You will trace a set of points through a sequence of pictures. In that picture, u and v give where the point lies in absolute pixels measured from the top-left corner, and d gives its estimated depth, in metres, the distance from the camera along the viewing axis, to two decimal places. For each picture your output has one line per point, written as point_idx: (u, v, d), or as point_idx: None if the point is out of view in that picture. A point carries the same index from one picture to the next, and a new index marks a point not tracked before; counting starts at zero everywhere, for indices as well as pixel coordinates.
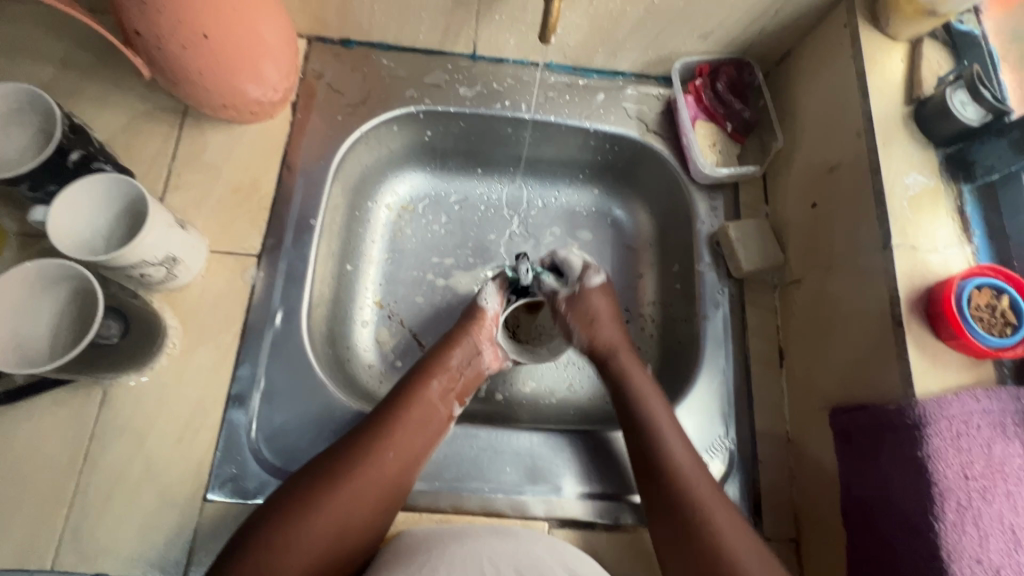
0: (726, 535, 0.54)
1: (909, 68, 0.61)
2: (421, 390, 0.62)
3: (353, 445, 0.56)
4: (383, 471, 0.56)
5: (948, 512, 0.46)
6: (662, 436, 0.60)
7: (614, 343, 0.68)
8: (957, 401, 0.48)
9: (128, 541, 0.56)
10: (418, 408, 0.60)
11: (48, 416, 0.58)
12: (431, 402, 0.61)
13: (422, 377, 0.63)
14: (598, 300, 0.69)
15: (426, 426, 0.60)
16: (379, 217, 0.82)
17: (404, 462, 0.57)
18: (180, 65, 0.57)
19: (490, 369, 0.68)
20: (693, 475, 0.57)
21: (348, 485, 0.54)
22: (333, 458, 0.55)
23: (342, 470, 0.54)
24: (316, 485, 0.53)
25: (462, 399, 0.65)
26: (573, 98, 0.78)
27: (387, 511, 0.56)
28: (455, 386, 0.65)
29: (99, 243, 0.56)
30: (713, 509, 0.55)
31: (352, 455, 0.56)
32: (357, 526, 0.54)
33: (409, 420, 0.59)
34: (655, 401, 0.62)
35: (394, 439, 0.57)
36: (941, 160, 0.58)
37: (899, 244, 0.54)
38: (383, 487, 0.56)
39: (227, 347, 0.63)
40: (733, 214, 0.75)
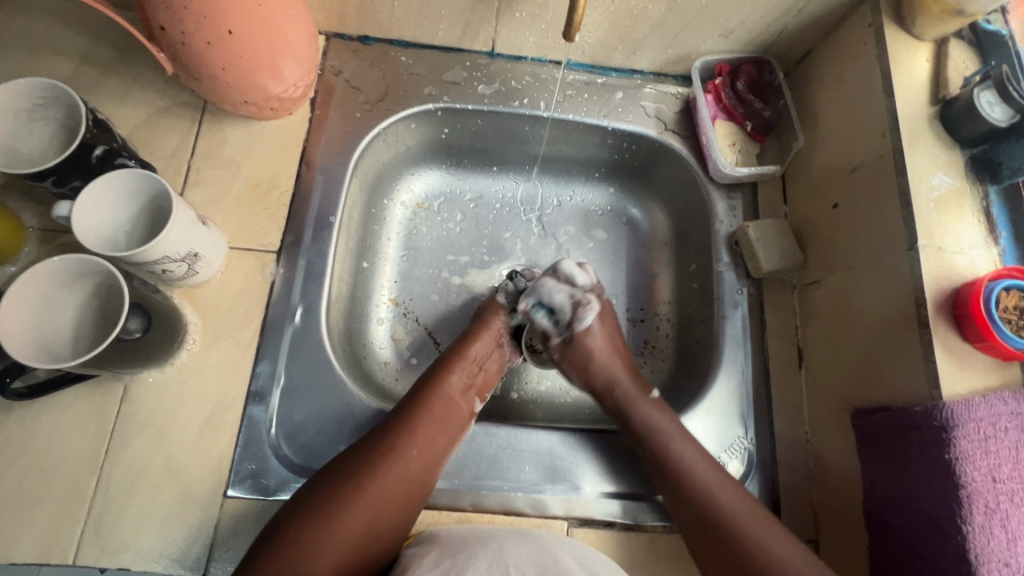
0: (740, 518, 0.56)
1: (934, 68, 0.60)
2: (442, 386, 0.62)
3: (376, 441, 0.56)
4: (408, 468, 0.56)
5: (976, 515, 0.46)
6: (670, 438, 0.61)
7: (614, 380, 0.67)
8: (985, 403, 0.48)
9: (149, 536, 0.56)
10: (441, 403, 0.61)
11: (69, 410, 0.58)
12: (451, 398, 0.62)
13: (442, 373, 0.63)
14: (594, 340, 0.68)
15: (449, 422, 0.60)
16: (395, 215, 0.82)
17: (428, 459, 0.57)
18: (204, 61, 0.57)
19: (509, 363, 0.69)
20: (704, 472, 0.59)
21: (375, 481, 0.54)
22: (358, 454, 0.55)
23: (367, 466, 0.55)
24: (342, 481, 0.53)
25: (482, 395, 0.65)
26: (592, 97, 0.78)
27: (412, 507, 0.56)
28: (475, 382, 0.65)
29: (121, 238, 0.56)
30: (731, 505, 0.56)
31: (377, 451, 0.56)
32: (385, 522, 0.54)
33: (431, 417, 0.59)
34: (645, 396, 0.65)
35: (417, 435, 0.58)
36: (966, 161, 0.58)
37: (925, 245, 0.54)
38: (408, 484, 0.56)
39: (247, 344, 0.63)
40: (752, 214, 0.75)
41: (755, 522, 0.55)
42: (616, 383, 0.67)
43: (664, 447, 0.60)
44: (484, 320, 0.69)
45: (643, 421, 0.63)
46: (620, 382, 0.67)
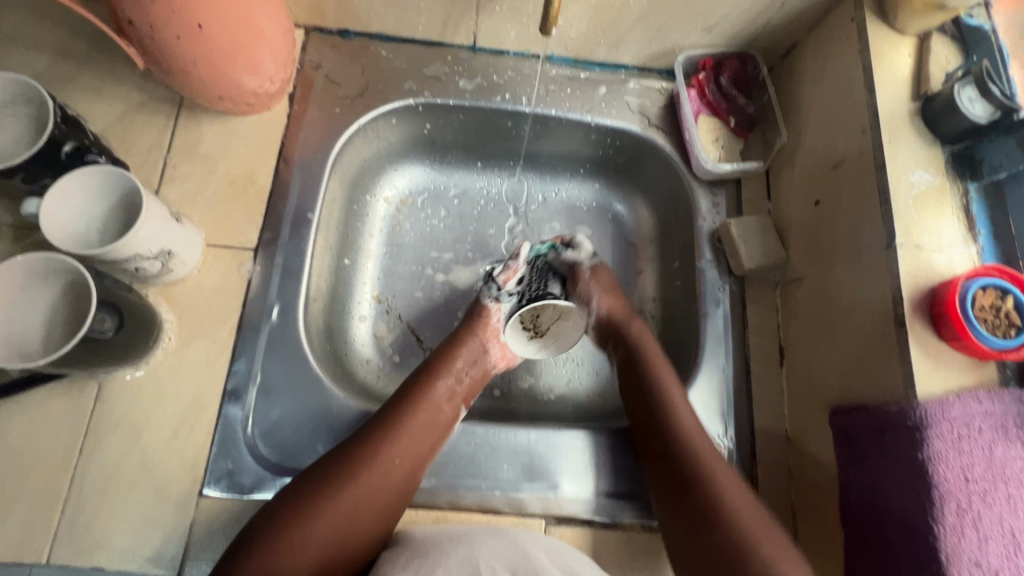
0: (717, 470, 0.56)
1: (916, 63, 0.60)
2: (428, 392, 0.62)
3: (358, 447, 0.56)
4: (390, 474, 0.56)
5: (948, 515, 0.46)
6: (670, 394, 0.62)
7: (628, 313, 0.71)
8: (959, 402, 0.48)
9: (124, 535, 0.55)
10: (425, 409, 0.60)
11: (42, 409, 0.58)
12: (438, 403, 0.62)
13: (429, 378, 0.63)
14: (607, 273, 0.75)
15: (434, 429, 0.60)
16: (378, 211, 0.81)
17: (410, 465, 0.57)
18: (176, 56, 0.56)
19: (496, 368, 0.69)
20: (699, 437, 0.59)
21: (355, 488, 0.54)
22: (338, 461, 0.55)
23: (348, 472, 0.54)
24: (322, 487, 0.53)
25: (467, 401, 0.65)
26: (575, 92, 0.77)
27: (392, 514, 0.56)
28: (460, 389, 0.65)
29: (93, 236, 0.55)
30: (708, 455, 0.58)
31: (358, 456, 0.55)
32: (363, 527, 0.54)
33: (416, 422, 0.59)
34: (674, 385, 0.63)
35: (402, 440, 0.57)
36: (947, 158, 0.57)
37: (904, 243, 0.54)
38: (388, 492, 0.55)
39: (224, 342, 0.63)
40: (735, 211, 0.74)
41: (729, 480, 0.56)
42: (639, 356, 0.67)
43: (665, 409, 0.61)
44: (472, 325, 0.68)
45: (673, 416, 0.61)
46: (642, 346, 0.68)
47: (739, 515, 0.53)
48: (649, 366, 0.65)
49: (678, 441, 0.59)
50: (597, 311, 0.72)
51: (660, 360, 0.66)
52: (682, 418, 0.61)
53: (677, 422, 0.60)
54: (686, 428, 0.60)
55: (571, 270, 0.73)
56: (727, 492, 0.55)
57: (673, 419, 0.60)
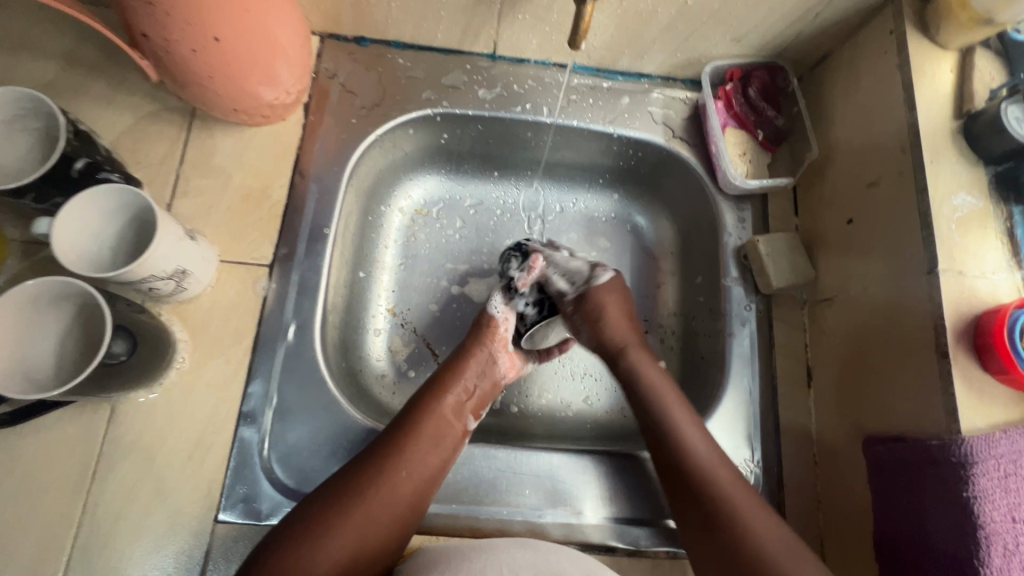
0: (723, 490, 0.54)
1: (958, 79, 0.57)
2: (434, 405, 0.60)
3: (364, 465, 0.54)
4: (398, 490, 0.54)
5: (995, 557, 0.44)
6: (675, 415, 0.60)
7: (626, 342, 0.66)
8: (1007, 438, 0.46)
9: (138, 564, 0.54)
10: (432, 423, 0.58)
11: (54, 432, 0.56)
12: (445, 415, 0.60)
13: (435, 391, 0.61)
14: (609, 298, 0.68)
15: (440, 441, 0.58)
16: (393, 222, 0.79)
17: (418, 481, 0.55)
18: (191, 69, 0.54)
19: (506, 379, 0.67)
20: (702, 450, 0.57)
21: (361, 506, 0.52)
22: (344, 481, 0.53)
23: (354, 491, 0.52)
24: (329, 507, 0.51)
25: (476, 413, 0.63)
26: (597, 102, 0.75)
27: (402, 531, 0.54)
28: (468, 400, 0.62)
29: (105, 256, 0.53)
30: (721, 474, 0.55)
31: (364, 474, 0.54)
32: (373, 546, 0.52)
33: (422, 436, 0.57)
34: (689, 426, 0.59)
35: (409, 455, 0.56)
36: (990, 179, 0.55)
37: (946, 270, 0.52)
38: (397, 510, 0.53)
39: (239, 362, 0.61)
40: (762, 226, 0.72)
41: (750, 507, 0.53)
42: (642, 386, 0.63)
43: (669, 427, 0.59)
44: (479, 334, 0.66)
45: (690, 458, 0.57)
46: (643, 374, 0.63)
47: (757, 541, 0.51)
48: (655, 403, 0.61)
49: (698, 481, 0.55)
50: (595, 339, 0.67)
51: (662, 382, 0.63)
52: (691, 440, 0.58)
53: (697, 468, 0.56)
54: (706, 474, 0.55)
55: (558, 300, 0.69)
56: (755, 533, 0.51)
57: (693, 468, 0.56)
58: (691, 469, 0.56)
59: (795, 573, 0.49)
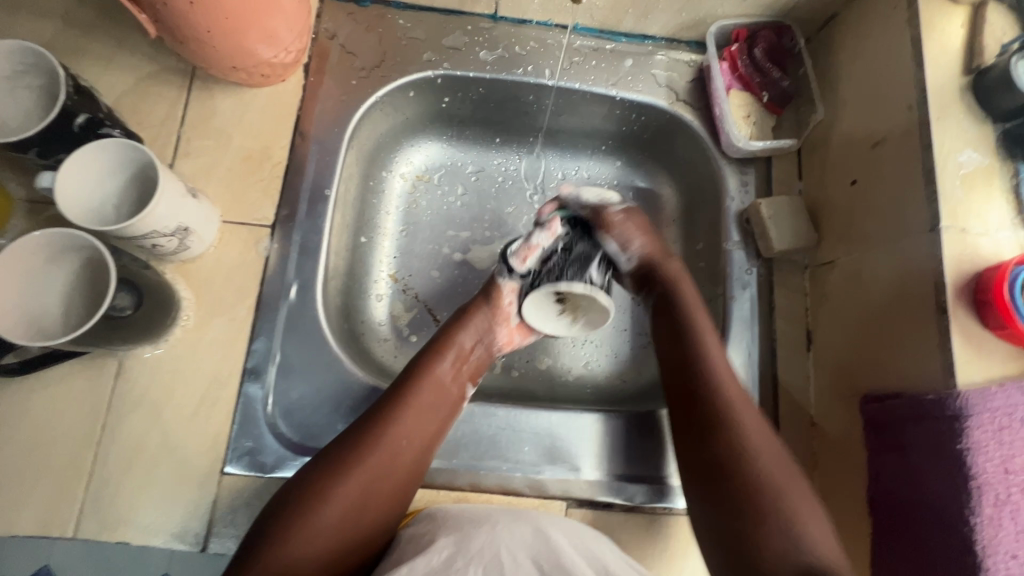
0: (734, 397, 0.56)
1: (969, 34, 0.56)
2: (431, 373, 0.60)
3: (363, 432, 0.54)
4: (397, 457, 0.54)
5: (985, 506, 0.45)
6: (696, 311, 0.62)
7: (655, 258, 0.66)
8: (1003, 392, 0.46)
9: (148, 512, 0.56)
10: (430, 391, 0.58)
11: (62, 386, 0.58)
12: (443, 381, 0.60)
13: (431, 358, 0.61)
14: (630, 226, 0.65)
15: (437, 406, 0.59)
16: (394, 187, 0.79)
17: (418, 447, 0.56)
18: (190, 25, 0.53)
19: (501, 349, 0.67)
20: (719, 357, 0.59)
21: (357, 473, 0.52)
22: (341, 448, 0.53)
23: (349, 456, 0.53)
24: (326, 474, 0.52)
25: (473, 380, 0.63)
26: (600, 64, 0.74)
27: (403, 492, 0.54)
28: (465, 367, 0.62)
29: (110, 213, 0.54)
30: (728, 386, 0.57)
31: (359, 441, 0.54)
32: (371, 510, 0.52)
33: (421, 402, 0.57)
34: (717, 350, 0.60)
35: (405, 420, 0.56)
36: (998, 136, 0.54)
37: (948, 227, 0.51)
38: (398, 474, 0.54)
39: (243, 320, 0.62)
40: (765, 190, 0.72)
41: (746, 414, 0.56)
42: (674, 303, 0.63)
43: (687, 316, 0.62)
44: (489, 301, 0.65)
45: (701, 362, 0.58)
46: (677, 295, 0.64)
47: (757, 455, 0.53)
48: (690, 315, 0.62)
49: (716, 392, 0.57)
50: (638, 251, 0.65)
51: (694, 300, 0.64)
52: (716, 360, 0.59)
53: (720, 385, 0.57)
54: (720, 380, 0.57)
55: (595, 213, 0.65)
56: (763, 457, 0.53)
57: (707, 372, 0.58)
58: (699, 378, 0.58)
59: (795, 497, 0.51)
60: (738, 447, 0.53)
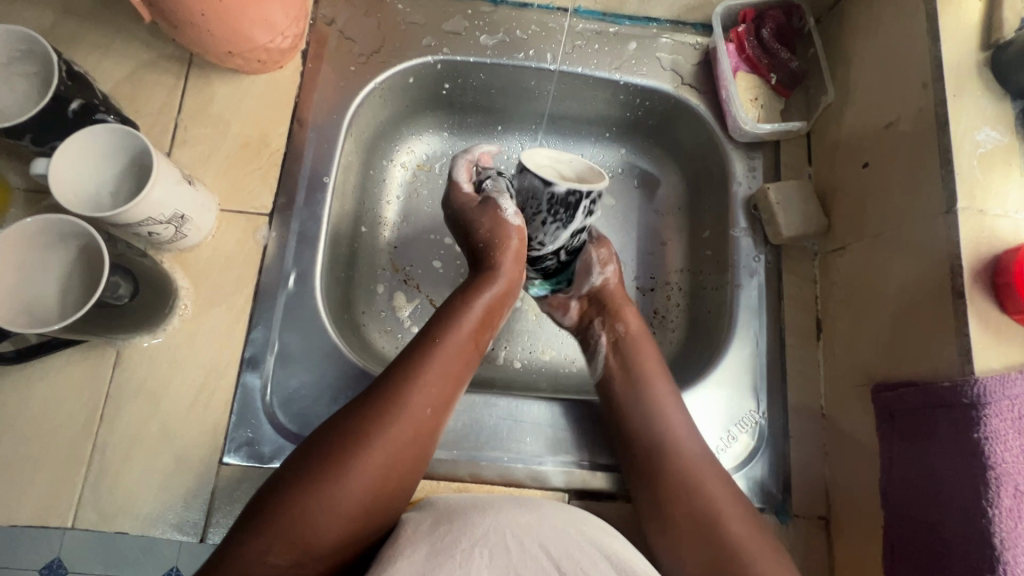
0: (694, 465, 0.55)
1: (987, 8, 0.54)
2: (452, 336, 0.57)
3: (383, 399, 0.51)
4: (419, 425, 0.52)
5: (1004, 497, 0.43)
6: (651, 372, 0.61)
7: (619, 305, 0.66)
8: (1023, 379, 0.44)
9: (146, 502, 0.55)
10: (452, 355, 0.56)
11: (61, 375, 0.57)
12: (468, 343, 0.58)
13: (451, 321, 0.58)
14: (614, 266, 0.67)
15: (464, 366, 0.57)
16: (394, 176, 0.78)
17: (439, 414, 0.54)
18: (183, 8, 0.52)
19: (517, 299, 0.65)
20: (675, 415, 0.58)
21: (383, 436, 0.49)
22: (358, 416, 0.50)
23: (374, 417, 0.50)
24: (343, 446, 0.48)
25: (489, 342, 0.61)
26: (603, 48, 0.72)
27: (422, 462, 0.52)
28: (485, 328, 0.60)
29: (105, 199, 0.53)
30: (686, 445, 0.56)
31: (386, 403, 0.51)
32: (395, 476, 0.50)
33: (444, 367, 0.55)
34: (671, 407, 0.58)
35: (433, 382, 0.53)
36: (1017, 114, 0.52)
37: (965, 208, 0.49)
38: (420, 444, 0.52)
39: (241, 310, 0.61)
40: (773, 175, 0.70)
41: (710, 478, 0.54)
42: (628, 357, 0.62)
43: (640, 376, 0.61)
44: (499, 225, 0.61)
45: (657, 427, 0.57)
46: (633, 343, 0.63)
47: (728, 520, 0.51)
48: (640, 375, 0.61)
49: (670, 462, 0.55)
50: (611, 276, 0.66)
51: (650, 352, 0.63)
52: (670, 423, 0.57)
53: (674, 452, 0.56)
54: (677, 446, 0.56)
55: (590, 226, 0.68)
56: (732, 524, 0.51)
57: (662, 442, 0.56)
58: (651, 444, 0.56)
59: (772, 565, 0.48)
60: (708, 507, 0.52)
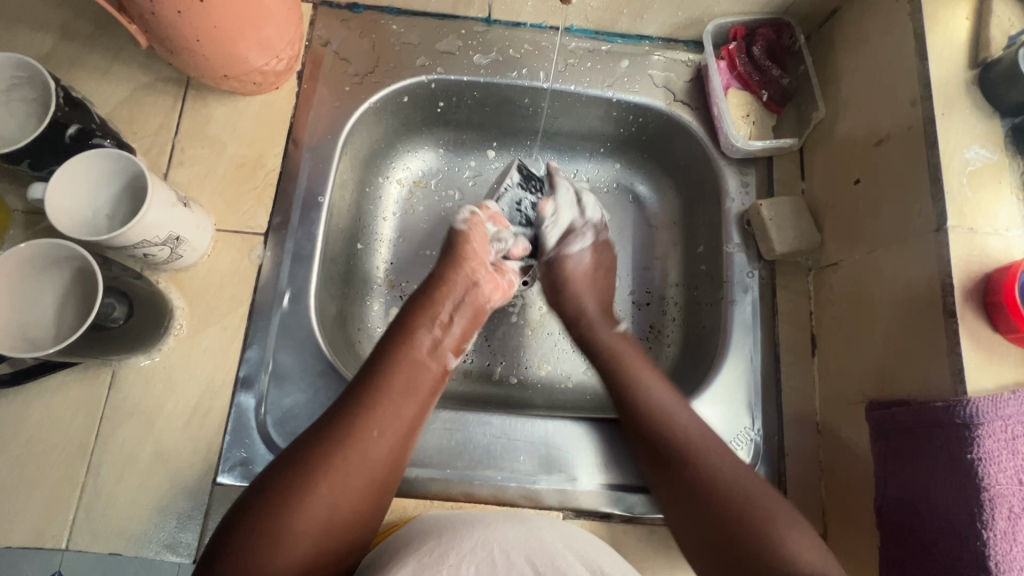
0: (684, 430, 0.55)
1: (975, 27, 0.54)
2: (402, 352, 0.55)
3: (328, 428, 0.49)
4: (369, 449, 0.49)
5: (998, 519, 0.43)
6: (621, 350, 0.63)
7: (582, 304, 0.67)
8: (1015, 399, 0.44)
9: (140, 523, 0.55)
10: (406, 370, 0.54)
11: (57, 396, 0.58)
12: (420, 358, 0.55)
13: (404, 336, 0.56)
14: (575, 265, 0.68)
15: (417, 381, 0.54)
16: (390, 193, 0.78)
17: (394, 436, 0.51)
18: (179, 34, 0.53)
19: (492, 300, 0.64)
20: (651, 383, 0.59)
21: (330, 474, 0.47)
22: (303, 450, 0.48)
23: (319, 456, 0.47)
24: (289, 480, 0.46)
25: (455, 350, 0.59)
26: (596, 66, 0.73)
27: (381, 485, 0.50)
28: (448, 337, 0.59)
29: (102, 223, 0.54)
30: (673, 413, 0.57)
31: (333, 432, 0.49)
32: (350, 511, 0.48)
33: (394, 385, 0.52)
34: (646, 376, 0.60)
35: (381, 410, 0.51)
36: (1007, 132, 0.52)
37: (956, 226, 0.49)
38: (374, 469, 0.49)
39: (235, 329, 0.62)
40: (766, 191, 0.70)
41: (701, 440, 0.55)
42: (595, 341, 0.65)
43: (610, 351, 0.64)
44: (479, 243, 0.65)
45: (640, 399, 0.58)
46: (589, 323, 0.66)
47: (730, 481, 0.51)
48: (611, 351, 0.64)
49: (658, 433, 0.56)
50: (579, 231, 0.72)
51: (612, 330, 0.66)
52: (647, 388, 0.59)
53: (658, 422, 0.56)
54: (661, 415, 0.57)
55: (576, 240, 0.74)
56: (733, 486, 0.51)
57: (649, 412, 0.57)
58: (638, 414, 0.58)
59: (779, 528, 0.48)
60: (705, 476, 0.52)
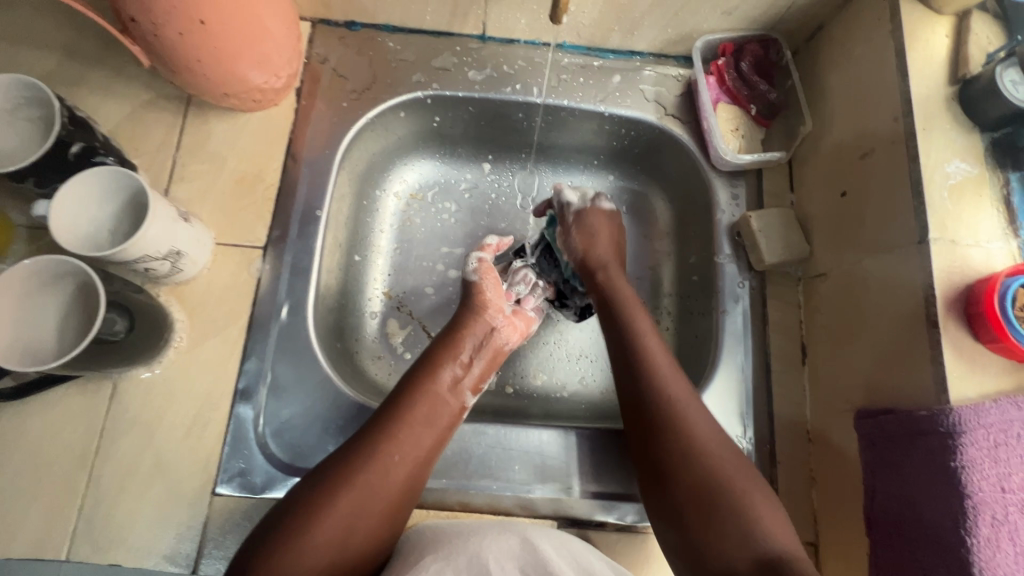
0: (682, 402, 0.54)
1: (954, 44, 0.56)
2: (426, 385, 0.57)
3: (354, 450, 0.52)
4: (388, 472, 0.51)
5: (982, 527, 0.43)
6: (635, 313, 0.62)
7: (607, 260, 0.66)
8: (997, 408, 0.45)
9: (139, 534, 0.56)
10: (426, 403, 0.56)
11: (58, 408, 0.59)
12: (440, 392, 0.58)
13: (427, 369, 0.59)
14: (598, 218, 0.68)
15: (437, 415, 0.56)
16: (387, 206, 0.80)
17: (412, 463, 0.53)
18: (180, 54, 0.55)
19: (511, 344, 0.65)
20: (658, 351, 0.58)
21: (352, 489, 0.49)
22: (326, 472, 0.50)
23: (344, 473, 0.50)
24: (311, 498, 0.48)
25: (473, 389, 0.61)
26: (588, 81, 0.74)
27: (396, 512, 0.51)
28: (467, 375, 0.60)
29: (103, 238, 0.55)
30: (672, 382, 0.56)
31: (358, 453, 0.51)
32: (364, 531, 0.49)
33: (417, 415, 0.55)
34: (650, 336, 0.60)
35: (401, 437, 0.53)
36: (986, 146, 0.53)
37: (937, 238, 0.50)
38: (390, 493, 0.51)
39: (235, 341, 0.63)
40: (756, 203, 0.72)
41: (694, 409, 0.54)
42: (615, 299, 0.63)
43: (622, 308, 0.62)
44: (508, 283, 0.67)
45: (646, 360, 0.57)
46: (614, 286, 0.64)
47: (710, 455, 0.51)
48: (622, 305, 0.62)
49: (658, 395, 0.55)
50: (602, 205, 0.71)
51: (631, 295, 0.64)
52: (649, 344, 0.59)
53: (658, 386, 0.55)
54: (664, 379, 0.56)
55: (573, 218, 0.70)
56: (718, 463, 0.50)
57: (651, 372, 0.56)
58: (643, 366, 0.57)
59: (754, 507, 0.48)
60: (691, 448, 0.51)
